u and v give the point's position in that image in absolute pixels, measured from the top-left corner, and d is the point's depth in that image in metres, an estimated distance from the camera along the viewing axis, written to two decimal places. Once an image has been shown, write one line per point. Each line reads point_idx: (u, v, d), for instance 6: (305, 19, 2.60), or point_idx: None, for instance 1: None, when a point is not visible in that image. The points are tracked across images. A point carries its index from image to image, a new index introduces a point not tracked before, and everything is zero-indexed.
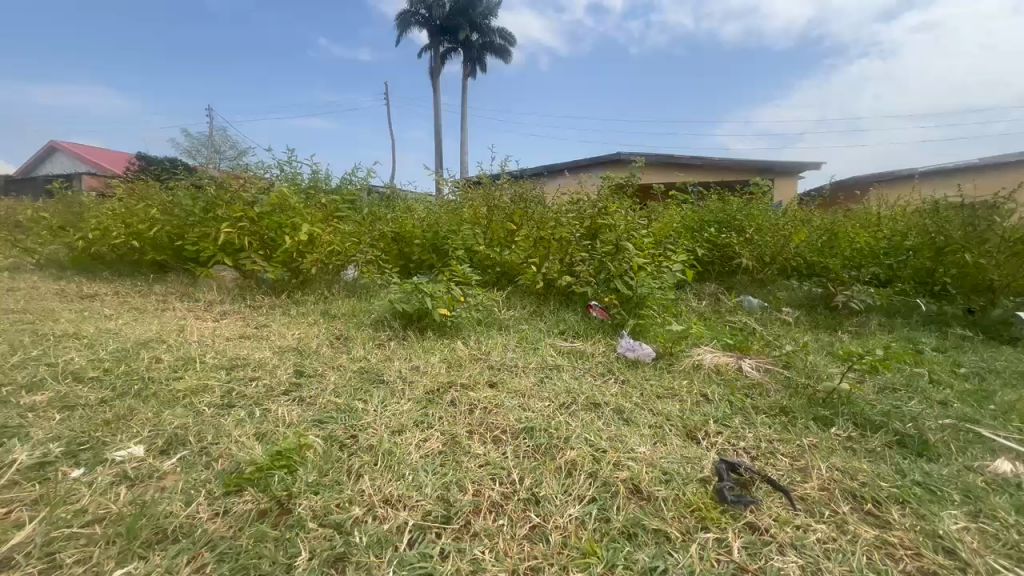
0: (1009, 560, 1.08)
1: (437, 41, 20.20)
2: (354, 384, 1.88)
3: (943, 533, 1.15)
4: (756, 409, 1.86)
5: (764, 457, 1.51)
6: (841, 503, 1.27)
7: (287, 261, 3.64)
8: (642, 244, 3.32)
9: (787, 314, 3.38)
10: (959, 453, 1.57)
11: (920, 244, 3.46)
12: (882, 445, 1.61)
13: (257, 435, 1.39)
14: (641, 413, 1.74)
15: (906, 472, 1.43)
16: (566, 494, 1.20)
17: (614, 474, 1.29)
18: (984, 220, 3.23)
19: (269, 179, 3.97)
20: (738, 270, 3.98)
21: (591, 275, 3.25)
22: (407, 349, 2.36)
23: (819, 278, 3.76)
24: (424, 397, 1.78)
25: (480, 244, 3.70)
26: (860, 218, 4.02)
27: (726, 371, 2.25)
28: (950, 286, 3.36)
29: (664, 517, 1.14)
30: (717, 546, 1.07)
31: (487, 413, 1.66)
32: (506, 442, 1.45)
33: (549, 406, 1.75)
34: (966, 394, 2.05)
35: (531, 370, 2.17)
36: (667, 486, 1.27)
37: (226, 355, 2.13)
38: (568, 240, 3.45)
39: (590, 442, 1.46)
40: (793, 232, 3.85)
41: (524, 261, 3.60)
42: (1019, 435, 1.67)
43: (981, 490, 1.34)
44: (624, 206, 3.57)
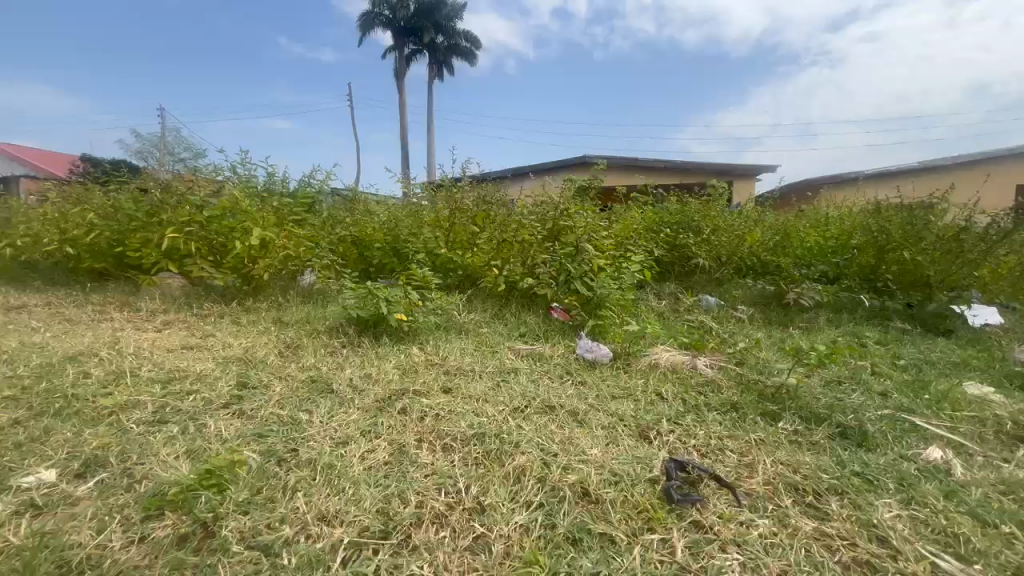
0: (936, 546, 1.13)
1: (401, 42, 19.98)
2: (301, 395, 1.80)
3: (877, 522, 1.18)
4: (708, 406, 1.89)
5: (713, 454, 1.53)
6: (783, 497, 1.30)
7: (238, 266, 3.50)
8: (602, 246, 3.34)
9: (742, 312, 3.47)
10: (895, 442, 1.63)
11: (864, 243, 3.63)
12: (825, 437, 1.66)
13: (188, 452, 1.31)
14: (596, 415, 1.74)
15: (846, 463, 1.47)
16: (513, 501, 1.17)
17: (563, 477, 1.27)
18: (921, 219, 3.42)
19: (220, 181, 3.80)
20: (696, 270, 4.07)
21: (552, 277, 3.25)
22: (361, 356, 2.29)
23: (772, 276, 3.88)
24: (374, 405, 1.72)
25: (441, 247, 3.65)
26: (810, 218, 4.19)
27: (681, 369, 2.28)
28: (891, 283, 3.52)
29: (610, 521, 1.13)
30: (661, 547, 1.07)
31: (439, 420, 1.62)
32: (456, 449, 1.42)
33: (503, 410, 1.73)
34: (904, 384, 2.15)
35: (488, 375, 2.14)
36: (616, 488, 1.26)
37: (164, 367, 2.01)
38: (530, 243, 3.45)
39: (541, 445, 1.45)
40: (746, 233, 3.99)
41: (486, 263, 3.57)
42: (950, 423, 1.75)
43: (913, 477, 1.40)
44: (585, 207, 3.60)
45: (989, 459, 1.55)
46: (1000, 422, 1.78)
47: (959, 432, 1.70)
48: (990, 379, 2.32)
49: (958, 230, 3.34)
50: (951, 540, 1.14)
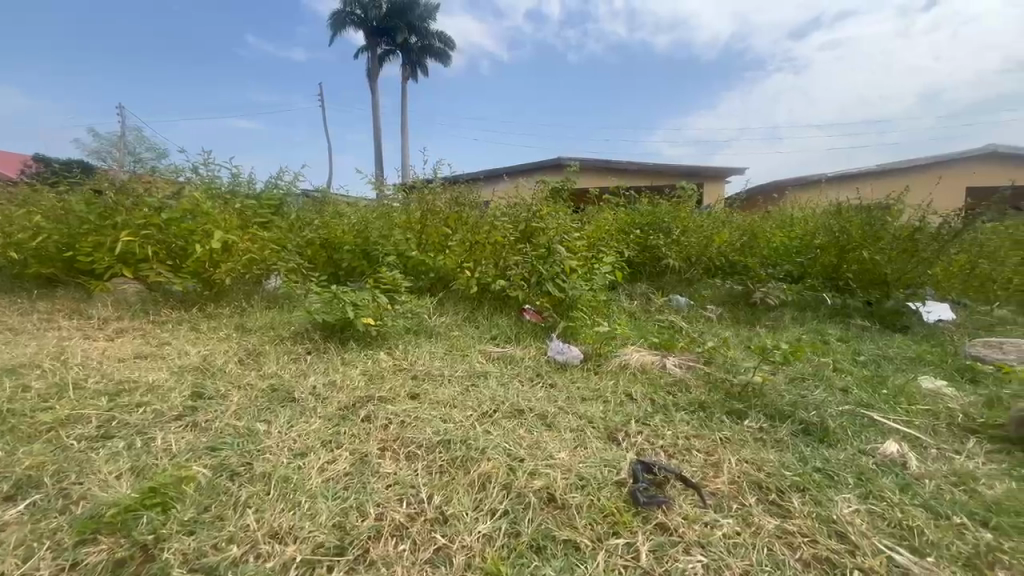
0: (892, 539, 1.15)
1: (373, 42, 19.74)
2: (260, 404, 1.73)
3: (836, 518, 1.20)
4: (676, 406, 1.90)
5: (679, 454, 1.53)
6: (747, 496, 1.31)
7: (199, 270, 3.36)
8: (575, 248, 3.35)
9: (711, 311, 3.53)
10: (854, 437, 1.67)
11: (826, 243, 3.74)
12: (788, 433, 1.68)
13: (132, 470, 1.23)
14: (564, 418, 1.72)
15: (808, 459, 1.50)
16: (476, 510, 1.15)
17: (528, 483, 1.25)
18: (879, 219, 3.55)
19: (180, 183, 3.65)
20: (667, 270, 4.12)
21: (524, 279, 3.23)
22: (326, 363, 2.22)
23: (740, 276, 3.96)
24: (337, 413, 1.67)
25: (412, 249, 3.59)
26: (776, 219, 4.30)
27: (650, 369, 2.29)
28: (852, 281, 3.64)
29: (575, 526, 1.12)
30: (625, 552, 1.06)
31: (405, 427, 1.58)
32: (420, 458, 1.38)
33: (471, 415, 1.69)
34: (864, 380, 2.21)
35: (457, 379, 2.10)
36: (582, 492, 1.25)
37: (113, 378, 1.90)
38: (503, 244, 3.44)
39: (508, 450, 1.42)
40: (714, 234, 4.07)
41: (458, 266, 3.51)
42: (906, 417, 1.81)
43: (871, 472, 1.43)
44: (557, 209, 3.60)
45: (942, 451, 1.60)
46: (951, 415, 1.85)
47: (914, 426, 1.76)
48: (943, 373, 2.42)
49: (913, 230, 3.48)
50: (905, 533, 1.17)
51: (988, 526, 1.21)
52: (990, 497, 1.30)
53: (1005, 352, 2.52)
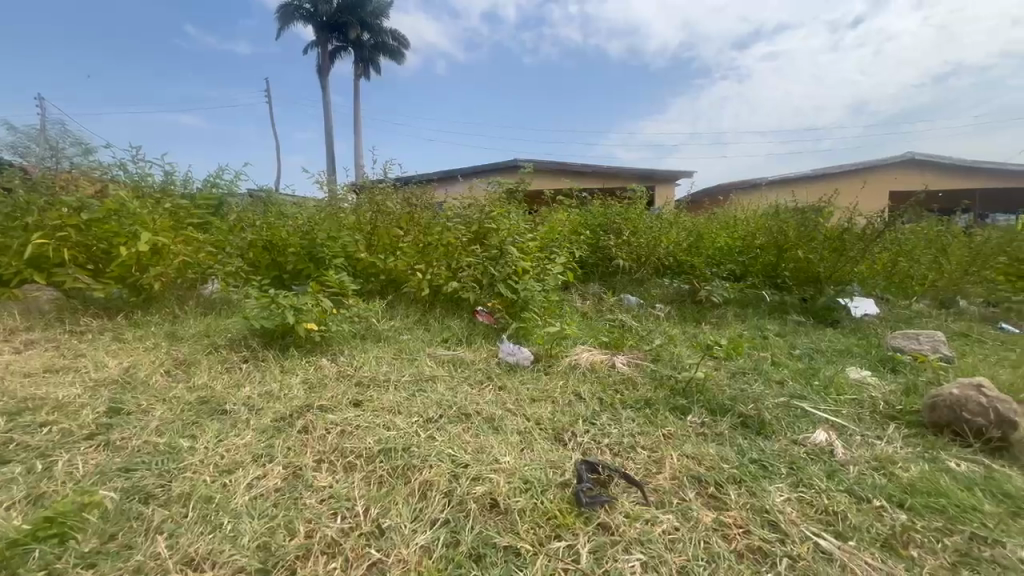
0: (819, 525, 1.21)
1: (323, 38, 19.13)
2: (186, 419, 1.61)
3: (769, 507, 1.25)
4: (623, 404, 1.92)
5: (624, 452, 1.55)
6: (687, 490, 1.34)
7: (125, 275, 3.12)
8: (527, 249, 3.33)
9: (660, 310, 3.63)
10: (788, 427, 1.75)
11: (766, 244, 3.91)
12: (727, 427, 1.74)
13: (28, 498, 1.13)
14: (512, 420, 1.71)
15: (745, 451, 1.55)
16: (416, 521, 1.11)
17: (470, 490, 1.22)
18: (811, 221, 3.77)
19: (104, 181, 3.37)
20: (618, 270, 4.20)
21: (476, 280, 3.21)
22: (263, 372, 2.11)
23: (687, 275, 4.04)
24: (272, 425, 1.58)
25: (361, 251, 3.46)
26: (721, 220, 4.46)
27: (600, 368, 2.32)
28: (788, 279, 3.84)
29: (517, 532, 1.11)
30: (566, 555, 1.05)
31: (344, 436, 1.51)
32: (359, 468, 1.32)
33: (415, 421, 1.64)
34: (798, 372, 2.33)
35: (404, 384, 2.04)
36: (526, 496, 1.23)
37: (15, 395, 1.72)
38: (455, 246, 3.39)
39: (452, 456, 1.39)
40: (662, 235, 4.19)
41: (410, 268, 3.42)
42: (834, 407, 1.91)
43: (802, 461, 1.50)
44: (510, 210, 3.59)
45: (866, 438, 1.69)
46: (874, 402, 1.97)
47: (841, 415, 1.86)
48: (868, 363, 2.58)
49: (842, 230, 3.72)
50: (831, 519, 1.23)
51: (904, 507, 1.29)
52: (906, 480, 1.39)
53: (920, 342, 2.73)
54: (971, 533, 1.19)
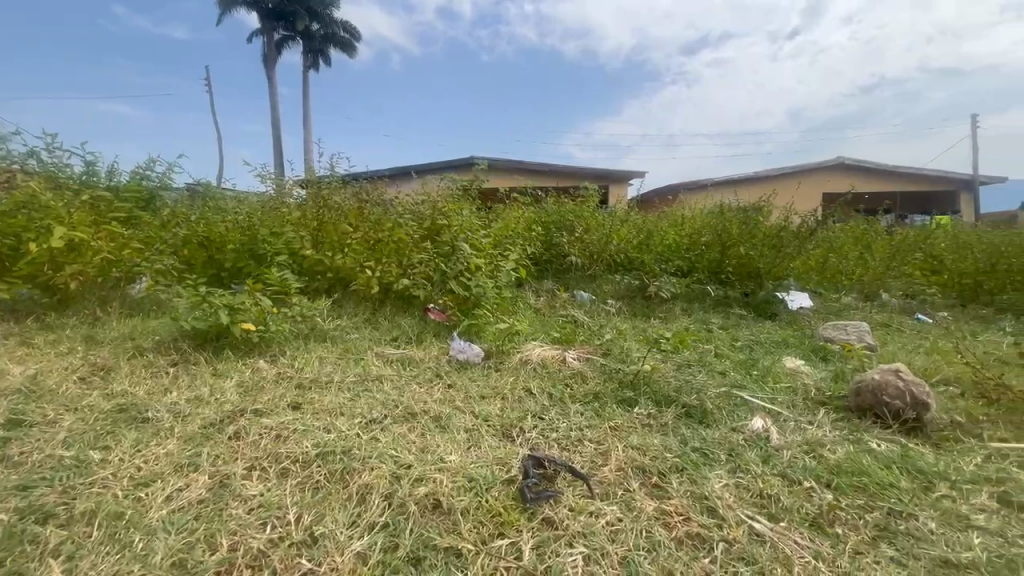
0: (754, 509, 1.25)
1: (269, 26, 18.25)
2: (99, 429, 1.47)
3: (708, 494, 1.29)
4: (572, 399, 1.93)
5: (571, 445, 1.55)
6: (631, 481, 1.35)
7: (35, 274, 2.83)
8: (480, 246, 3.29)
9: (611, 305, 3.69)
10: (728, 415, 1.81)
11: (711, 241, 4.06)
12: (672, 417, 1.78)
13: None
14: (459, 418, 1.68)
15: (688, 440, 1.59)
16: (352, 527, 1.08)
17: (412, 491, 1.19)
18: (752, 220, 3.96)
19: (11, 170, 3.05)
20: (571, 267, 4.24)
21: (427, 277, 3.15)
22: (193, 376, 1.96)
23: (637, 271, 4.14)
24: (199, 432, 1.47)
25: (306, 248, 3.29)
26: (669, 217, 4.60)
27: (551, 363, 2.32)
28: (732, 275, 3.99)
29: (459, 532, 1.09)
30: (508, 553, 1.04)
31: (279, 441, 1.43)
32: (294, 474, 1.26)
33: (357, 422, 1.58)
34: (739, 363, 2.42)
35: (348, 385, 1.96)
36: (470, 494, 1.21)
37: None
38: (405, 243, 3.28)
39: (395, 458, 1.34)
40: (614, 232, 4.26)
41: (359, 265, 3.26)
42: (771, 394, 2.00)
43: (739, 447, 1.55)
44: (463, 206, 3.54)
45: (798, 423, 1.78)
46: (807, 389, 2.09)
47: (777, 402, 1.95)
48: (802, 353, 2.73)
49: (779, 229, 3.93)
50: (764, 501, 1.28)
51: (831, 487, 1.37)
52: (833, 461, 1.47)
53: (848, 332, 2.92)
54: (889, 508, 1.27)
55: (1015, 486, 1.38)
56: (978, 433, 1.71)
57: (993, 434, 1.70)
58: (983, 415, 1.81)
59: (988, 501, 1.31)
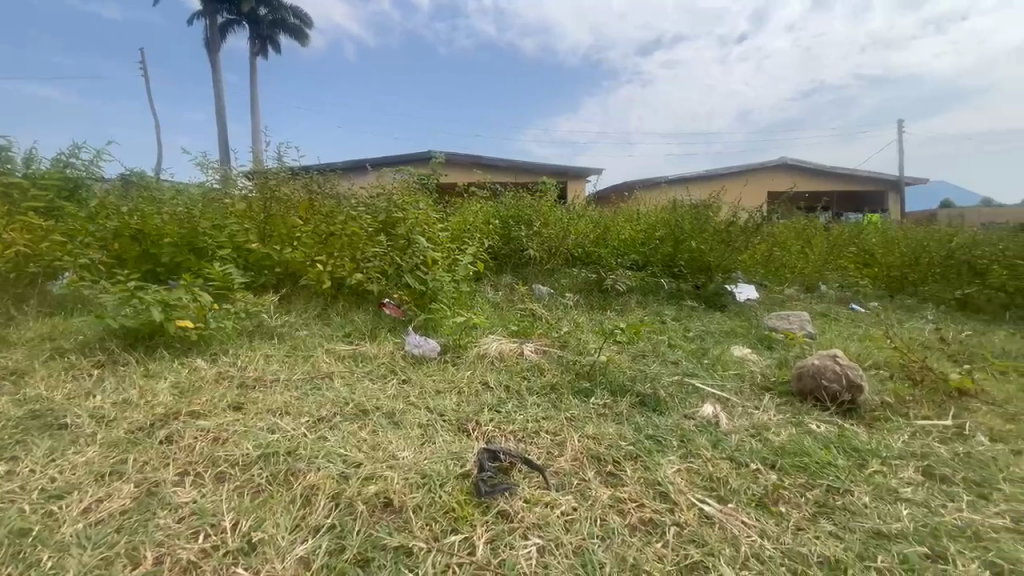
0: (704, 492, 1.28)
1: (211, 9, 17.21)
2: (7, 439, 1.33)
3: (660, 479, 1.31)
4: (529, 391, 1.92)
5: (527, 437, 1.54)
6: (586, 470, 1.36)
7: None
8: (437, 239, 3.22)
9: (569, 298, 3.71)
10: (680, 403, 1.85)
11: (665, 235, 4.16)
12: (627, 406, 1.80)
13: None
14: (413, 414, 1.63)
15: (642, 428, 1.61)
16: (295, 531, 1.02)
17: (361, 491, 1.14)
18: (703, 216, 4.09)
19: None
20: (530, 261, 4.23)
21: (381, 271, 3.04)
22: (121, 378, 1.81)
23: (595, 265, 4.18)
24: (125, 437, 1.35)
25: (252, 241, 3.11)
26: (625, 212, 4.68)
27: (508, 356, 2.30)
28: (685, 268, 4.11)
29: (410, 530, 1.05)
30: (462, 549, 1.02)
31: (217, 443, 1.34)
32: (232, 478, 1.18)
33: (304, 422, 1.50)
34: (690, 352, 2.49)
35: (295, 383, 1.87)
36: (423, 490, 1.17)
37: None
38: (359, 237, 3.14)
39: (344, 456, 1.28)
40: (572, 227, 4.29)
41: (309, 259, 3.12)
42: (720, 382, 2.07)
43: (691, 433, 1.59)
44: (419, 199, 3.44)
45: (746, 408, 1.85)
46: (753, 376, 2.17)
47: (726, 388, 2.02)
48: (749, 342, 2.84)
49: (728, 224, 4.08)
50: (714, 485, 1.32)
51: (775, 467, 1.42)
52: (778, 443, 1.53)
53: (790, 321, 3.07)
54: (828, 486, 1.33)
55: (937, 460, 1.48)
56: (905, 412, 1.83)
57: (918, 413, 1.82)
58: (910, 396, 1.95)
59: (915, 474, 1.40)
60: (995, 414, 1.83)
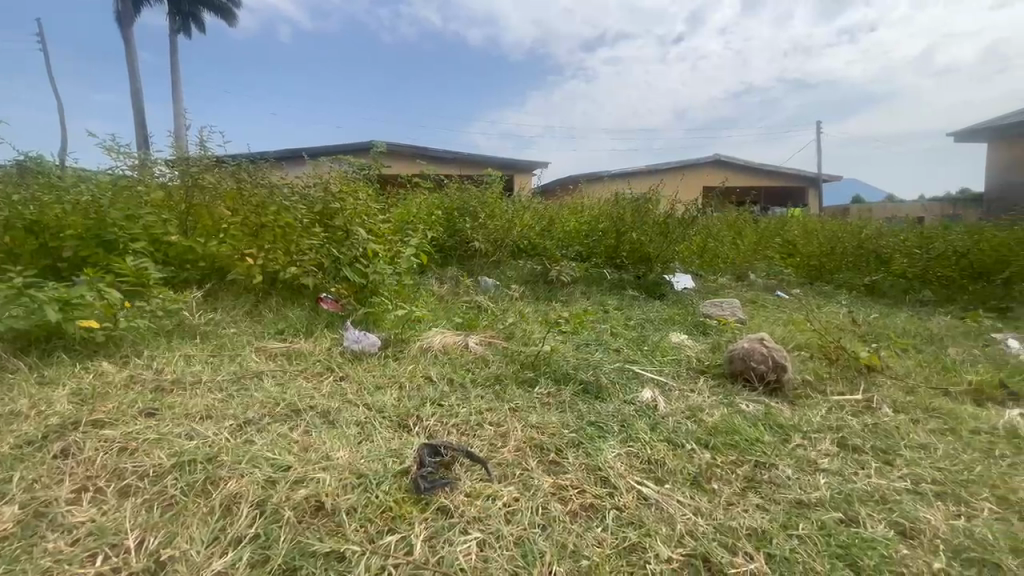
0: (643, 474, 1.32)
1: None
2: None
3: (601, 465, 1.32)
4: (473, 383, 1.89)
5: (470, 430, 1.51)
6: (529, 460, 1.35)
7: None
8: (377, 231, 3.05)
9: (515, 290, 3.69)
10: (622, 389, 1.88)
11: (607, 228, 4.26)
12: (570, 394, 1.81)
13: None
14: (350, 411, 1.55)
15: (584, 415, 1.63)
16: (212, 545, 0.95)
17: (289, 496, 1.07)
18: (644, 208, 4.21)
19: None
20: (475, 253, 4.18)
21: (318, 265, 2.87)
22: (9, 387, 1.61)
23: (540, 257, 4.20)
24: (11, 453, 1.20)
25: (170, 233, 2.84)
26: (569, 204, 4.73)
27: (452, 349, 2.25)
28: (626, 259, 4.20)
29: (343, 534, 1.00)
30: (398, 549, 0.98)
31: (125, 453, 1.22)
32: (140, 492, 1.08)
33: (228, 425, 1.39)
34: (631, 340, 2.56)
35: (219, 384, 1.73)
36: (358, 491, 1.12)
37: None
38: (293, 228, 2.93)
39: (271, 460, 1.20)
40: (517, 219, 4.28)
41: (236, 254, 2.91)
42: (659, 367, 2.13)
43: (631, 418, 1.63)
44: (360, 189, 3.24)
45: (682, 391, 1.92)
46: (689, 361, 2.26)
47: (664, 373, 2.08)
48: (687, 328, 2.96)
49: (666, 217, 4.22)
50: (652, 466, 1.35)
51: (708, 446, 1.48)
52: (711, 423, 1.60)
53: (723, 308, 3.23)
54: (755, 461, 1.40)
55: (850, 431, 1.60)
56: (823, 389, 1.98)
57: (834, 389, 1.97)
58: (827, 374, 2.10)
59: (831, 446, 1.51)
60: (899, 388, 2.01)
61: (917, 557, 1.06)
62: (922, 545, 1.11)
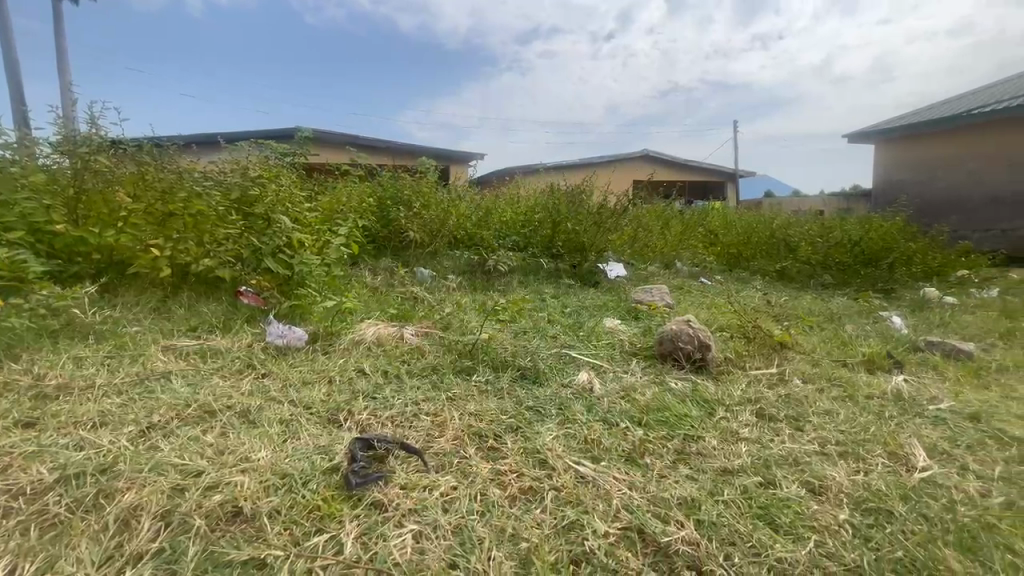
0: (580, 454, 1.33)
1: None
2: None
3: (539, 448, 1.33)
4: (409, 374, 1.83)
5: (405, 422, 1.45)
6: (467, 448, 1.32)
7: None
8: (303, 220, 2.84)
9: (452, 280, 3.63)
10: (559, 373, 1.90)
11: (543, 219, 4.29)
12: (507, 381, 1.80)
13: None
14: (274, 409, 1.44)
15: (522, 401, 1.63)
16: (107, 565, 0.84)
17: (201, 503, 0.97)
18: (577, 199, 4.29)
19: None
20: (411, 243, 4.07)
21: (236, 255, 2.63)
22: None
23: (477, 248, 4.17)
24: None
25: (54, 221, 2.49)
26: (505, 196, 4.73)
27: (387, 340, 2.17)
28: (562, 249, 4.24)
29: (264, 539, 0.92)
30: (327, 550, 0.92)
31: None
32: (13, 514, 0.93)
33: (127, 432, 1.24)
34: (568, 326, 2.60)
35: (118, 387, 1.55)
36: (281, 492, 1.04)
37: None
38: (206, 216, 2.66)
39: (179, 466, 1.08)
40: (453, 209, 4.21)
41: (137, 244, 2.60)
42: (594, 351, 2.18)
43: (568, 401, 1.65)
44: (283, 176, 3.01)
45: (616, 372, 1.98)
46: (623, 344, 2.33)
47: (599, 357, 2.13)
48: (620, 314, 3.06)
49: (601, 206, 4.32)
50: (589, 446, 1.37)
51: (642, 424, 1.53)
52: (643, 402, 1.65)
53: (653, 295, 3.38)
54: (684, 435, 1.47)
55: (766, 403, 1.73)
56: (742, 365, 2.12)
57: (752, 364, 2.12)
58: (746, 351, 2.25)
59: (750, 416, 1.62)
60: (806, 361, 2.20)
61: (826, 511, 1.16)
62: (829, 499, 1.21)
